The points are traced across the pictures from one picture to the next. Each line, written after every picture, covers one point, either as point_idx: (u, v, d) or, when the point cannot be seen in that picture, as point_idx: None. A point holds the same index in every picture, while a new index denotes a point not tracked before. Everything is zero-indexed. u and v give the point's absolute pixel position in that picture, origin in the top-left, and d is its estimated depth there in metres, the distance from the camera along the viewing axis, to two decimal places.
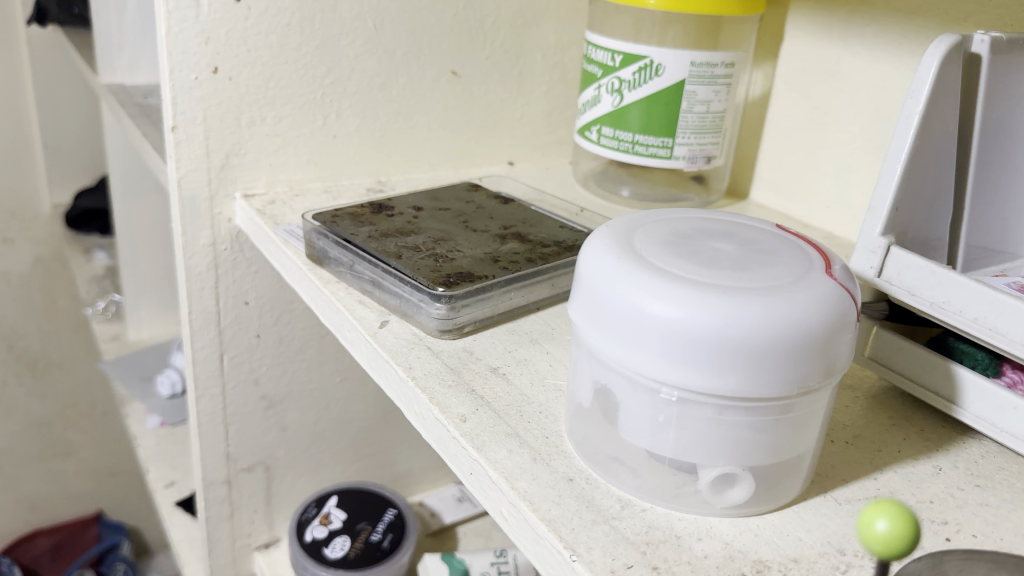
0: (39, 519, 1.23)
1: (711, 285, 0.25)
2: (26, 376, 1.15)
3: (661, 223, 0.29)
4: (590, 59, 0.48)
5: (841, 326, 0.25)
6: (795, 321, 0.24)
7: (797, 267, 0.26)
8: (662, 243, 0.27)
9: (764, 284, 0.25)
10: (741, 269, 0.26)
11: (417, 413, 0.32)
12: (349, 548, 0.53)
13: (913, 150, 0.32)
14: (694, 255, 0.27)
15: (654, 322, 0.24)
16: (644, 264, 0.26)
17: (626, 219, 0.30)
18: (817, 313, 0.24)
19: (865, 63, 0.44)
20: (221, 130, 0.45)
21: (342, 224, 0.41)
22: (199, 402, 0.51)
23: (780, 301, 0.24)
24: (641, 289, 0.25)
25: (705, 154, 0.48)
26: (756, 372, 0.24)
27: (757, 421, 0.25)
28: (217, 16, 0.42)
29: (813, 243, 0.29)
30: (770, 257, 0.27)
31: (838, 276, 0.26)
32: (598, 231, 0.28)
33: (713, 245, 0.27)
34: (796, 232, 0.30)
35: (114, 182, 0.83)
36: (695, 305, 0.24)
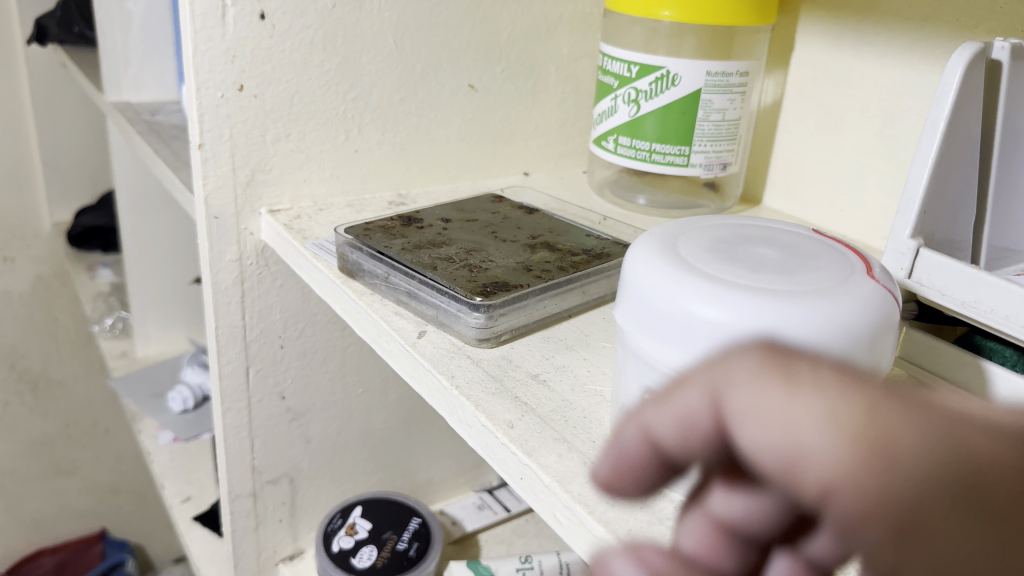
0: (42, 539, 1.22)
1: (761, 289, 0.25)
2: (29, 396, 1.14)
3: (703, 230, 0.30)
4: (606, 71, 0.49)
5: (886, 326, 0.26)
6: (846, 323, 0.25)
7: (840, 271, 0.27)
8: (707, 250, 0.28)
9: (812, 288, 0.26)
10: (788, 273, 0.27)
11: (461, 421, 0.33)
12: (377, 557, 0.54)
13: (940, 154, 0.33)
14: (739, 260, 0.28)
15: (706, 327, 0.25)
16: (694, 270, 0.27)
17: (667, 226, 0.30)
18: (866, 316, 0.25)
19: (877, 69, 0.45)
20: (247, 147, 0.45)
21: (375, 236, 0.42)
22: (225, 416, 0.51)
23: (831, 303, 0.25)
24: (692, 295, 0.26)
25: (721, 161, 0.48)
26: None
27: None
28: (242, 34, 0.43)
29: (849, 247, 0.30)
30: (813, 261, 0.28)
31: (879, 280, 0.27)
32: (642, 240, 0.29)
33: (757, 251, 0.28)
34: (832, 236, 0.31)
35: (122, 199, 0.83)
36: (749, 309, 0.25)
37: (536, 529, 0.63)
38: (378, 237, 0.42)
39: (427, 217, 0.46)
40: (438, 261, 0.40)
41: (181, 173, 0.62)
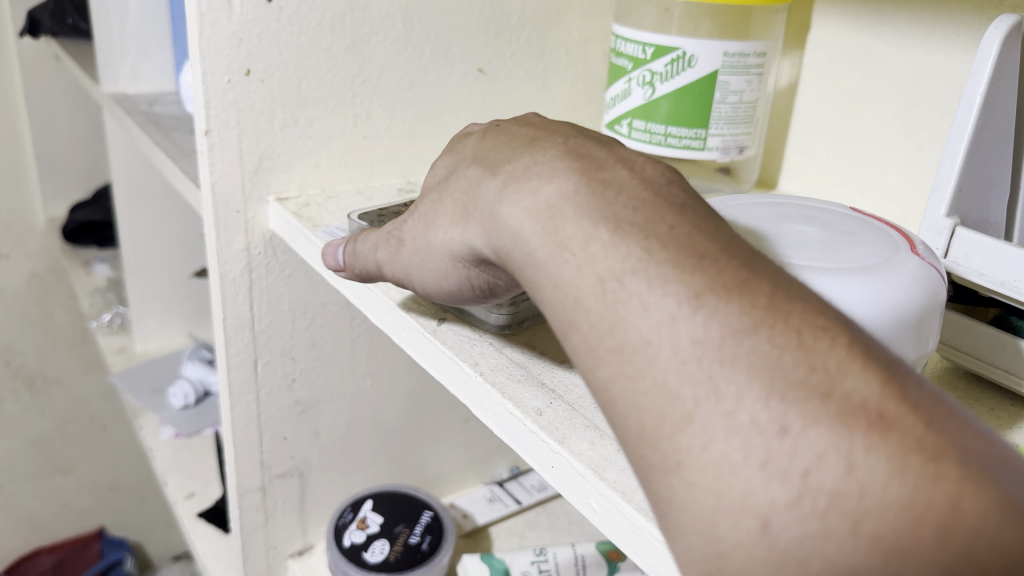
0: (40, 537, 1.21)
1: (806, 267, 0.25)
2: (25, 394, 1.13)
3: (740, 209, 0.29)
4: (619, 53, 0.47)
5: (937, 302, 0.26)
6: (897, 301, 0.24)
7: (883, 237, 0.28)
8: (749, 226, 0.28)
9: (856, 266, 0.25)
10: (830, 250, 0.26)
11: (486, 409, 0.32)
12: (389, 552, 0.54)
13: (976, 129, 0.32)
14: (779, 238, 0.27)
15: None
16: None
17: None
18: (916, 289, 0.25)
19: (897, 48, 0.44)
20: (255, 133, 0.44)
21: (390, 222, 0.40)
22: (234, 408, 0.51)
23: (877, 281, 0.25)
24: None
25: (738, 144, 0.48)
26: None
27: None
28: (249, 17, 0.42)
29: (891, 224, 0.30)
30: (856, 238, 0.28)
31: (924, 256, 0.27)
32: None
33: (797, 228, 0.28)
34: (870, 214, 0.30)
35: (119, 192, 0.81)
36: None
37: (548, 522, 0.63)
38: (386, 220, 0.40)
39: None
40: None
41: (182, 163, 0.61)
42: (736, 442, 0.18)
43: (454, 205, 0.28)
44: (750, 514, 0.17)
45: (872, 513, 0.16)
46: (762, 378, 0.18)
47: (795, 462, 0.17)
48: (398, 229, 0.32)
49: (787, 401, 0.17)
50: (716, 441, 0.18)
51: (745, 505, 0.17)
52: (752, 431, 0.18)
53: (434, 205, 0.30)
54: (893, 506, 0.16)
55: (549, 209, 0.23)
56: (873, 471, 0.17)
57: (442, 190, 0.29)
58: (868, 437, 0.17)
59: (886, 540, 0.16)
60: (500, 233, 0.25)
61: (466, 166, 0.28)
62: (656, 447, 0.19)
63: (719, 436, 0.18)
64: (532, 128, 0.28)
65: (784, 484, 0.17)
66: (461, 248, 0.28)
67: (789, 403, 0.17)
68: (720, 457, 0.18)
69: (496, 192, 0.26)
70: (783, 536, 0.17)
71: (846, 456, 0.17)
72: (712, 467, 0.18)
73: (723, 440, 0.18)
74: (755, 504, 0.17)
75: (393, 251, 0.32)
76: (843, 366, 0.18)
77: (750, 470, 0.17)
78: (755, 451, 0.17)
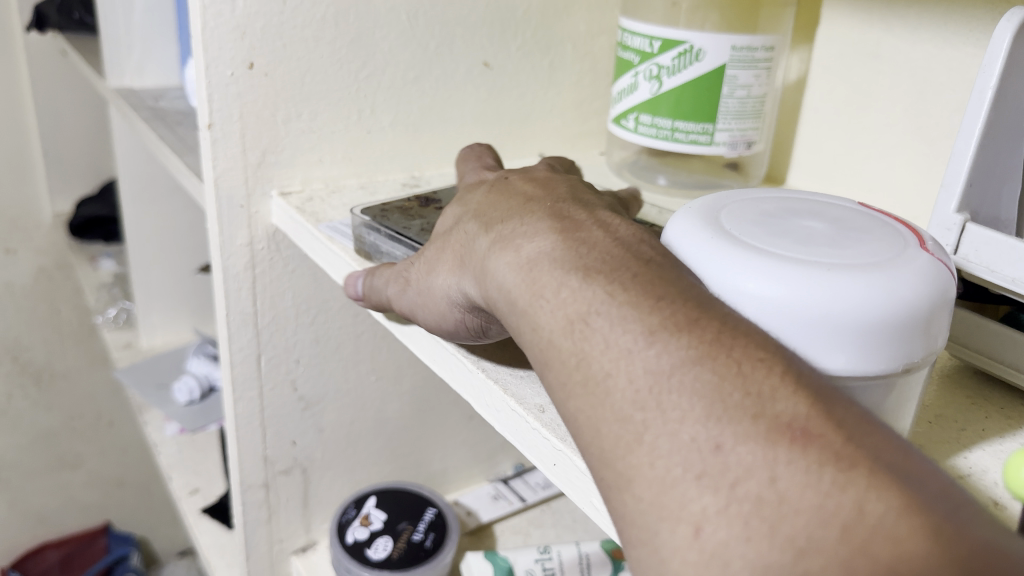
0: (47, 532, 1.21)
1: (810, 261, 0.24)
2: (32, 389, 1.13)
3: (747, 203, 0.29)
4: (626, 46, 0.47)
5: (945, 299, 0.25)
6: (902, 300, 0.23)
7: (891, 232, 0.27)
8: (753, 222, 0.27)
9: (864, 262, 0.24)
10: (838, 246, 0.25)
11: (489, 405, 0.31)
12: (393, 548, 0.54)
13: (987, 123, 0.32)
14: (786, 233, 0.26)
15: (760, 303, 0.24)
16: (739, 242, 0.25)
17: (709, 201, 0.29)
18: (923, 288, 0.24)
19: (908, 42, 0.43)
20: (258, 127, 0.44)
21: (393, 217, 0.40)
22: (237, 405, 0.50)
23: (883, 277, 0.24)
24: (738, 268, 0.24)
25: (746, 140, 0.47)
26: (872, 350, 0.24)
27: (875, 391, 0.25)
28: (252, 10, 0.41)
29: (901, 221, 0.29)
30: (864, 234, 0.27)
31: (934, 252, 0.26)
32: (680, 213, 0.28)
33: (804, 224, 0.27)
34: (880, 210, 0.30)
35: (125, 187, 0.81)
36: (801, 284, 0.23)
37: (552, 520, 0.62)
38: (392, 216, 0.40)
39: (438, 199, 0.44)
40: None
41: (187, 157, 0.61)
42: (676, 458, 0.18)
43: (452, 253, 0.29)
44: (686, 522, 0.18)
45: (789, 516, 0.17)
46: (704, 402, 0.19)
47: (726, 475, 0.18)
48: (405, 267, 0.33)
49: (724, 422, 0.18)
50: (660, 457, 0.19)
51: (683, 513, 0.18)
52: (691, 449, 0.18)
53: (435, 250, 0.31)
54: (810, 511, 0.17)
55: (533, 260, 0.24)
56: (794, 481, 0.17)
57: (444, 239, 0.31)
58: (792, 450, 0.17)
59: (799, 540, 0.16)
60: (489, 279, 0.26)
61: (466, 220, 0.30)
62: (611, 466, 0.20)
63: (665, 453, 0.19)
64: (527, 189, 0.29)
65: (715, 493, 0.18)
66: (458, 294, 0.29)
67: (725, 424, 0.18)
68: (664, 472, 0.19)
69: (491, 245, 0.27)
70: (712, 540, 0.17)
71: (770, 468, 0.17)
72: (658, 481, 0.19)
73: (667, 456, 0.19)
74: (692, 511, 0.18)
75: (398, 288, 0.33)
76: (777, 390, 0.18)
77: (687, 482, 0.18)
78: (693, 466, 0.18)
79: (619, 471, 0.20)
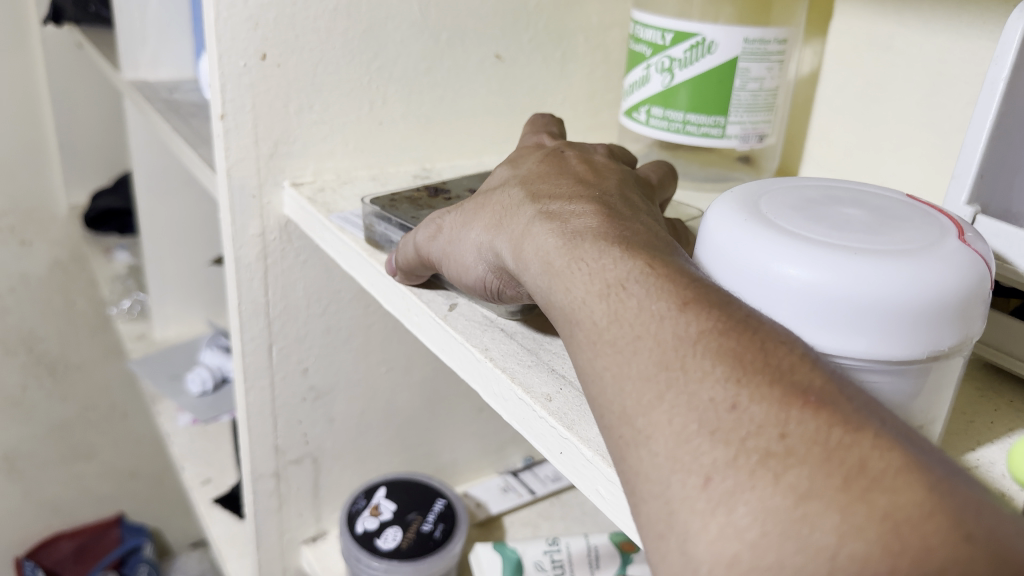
0: (61, 522, 1.22)
1: (839, 246, 0.25)
2: (47, 380, 1.14)
3: (790, 191, 0.30)
4: (638, 39, 0.47)
5: (977, 291, 0.25)
6: (936, 285, 0.24)
7: (929, 222, 0.28)
8: (792, 208, 0.28)
9: (899, 248, 0.25)
10: (874, 232, 0.27)
11: (496, 394, 0.32)
12: (402, 538, 0.54)
13: (999, 115, 0.31)
14: (823, 218, 0.28)
15: (795, 286, 0.25)
16: (774, 226, 0.27)
17: (753, 186, 0.31)
18: (953, 275, 0.25)
19: (922, 35, 0.43)
20: (270, 118, 0.44)
21: (402, 206, 0.40)
22: (248, 394, 0.51)
23: (918, 264, 0.25)
24: (773, 252, 0.26)
25: (757, 133, 0.47)
26: (903, 335, 0.25)
27: (907, 377, 0.26)
28: (265, 1, 0.42)
29: (944, 212, 0.29)
30: (901, 222, 0.27)
31: (973, 245, 0.26)
32: (724, 197, 0.30)
33: (843, 211, 0.28)
34: (927, 201, 0.30)
35: (139, 180, 0.82)
36: (831, 267, 0.25)
37: (562, 512, 0.62)
38: (404, 205, 0.40)
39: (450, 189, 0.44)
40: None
41: (200, 149, 0.61)
42: (693, 414, 0.19)
43: (489, 215, 0.30)
44: (695, 471, 0.19)
45: (794, 467, 0.18)
46: (725, 366, 0.20)
47: (738, 429, 0.19)
48: (441, 216, 0.33)
49: (741, 385, 0.19)
50: (678, 414, 0.20)
51: (693, 463, 0.19)
52: (708, 407, 0.19)
53: (474, 210, 0.31)
54: (817, 461, 0.18)
55: (575, 233, 0.26)
56: (803, 437, 0.18)
57: (486, 203, 0.31)
58: (804, 412, 0.18)
59: (800, 487, 0.17)
60: (524, 242, 0.27)
61: (511, 188, 0.31)
62: (630, 422, 0.21)
63: (681, 410, 0.20)
64: (573, 174, 0.31)
65: (726, 445, 0.18)
66: (489, 253, 0.30)
67: (744, 386, 0.19)
68: (681, 427, 0.19)
69: (534, 214, 0.28)
70: (720, 487, 0.18)
71: (781, 425, 0.18)
72: (673, 435, 0.19)
73: (685, 412, 0.19)
74: (704, 461, 0.19)
75: (429, 241, 0.33)
76: (795, 366, 0.20)
77: (700, 436, 0.19)
78: (707, 422, 0.19)
79: (639, 427, 0.20)
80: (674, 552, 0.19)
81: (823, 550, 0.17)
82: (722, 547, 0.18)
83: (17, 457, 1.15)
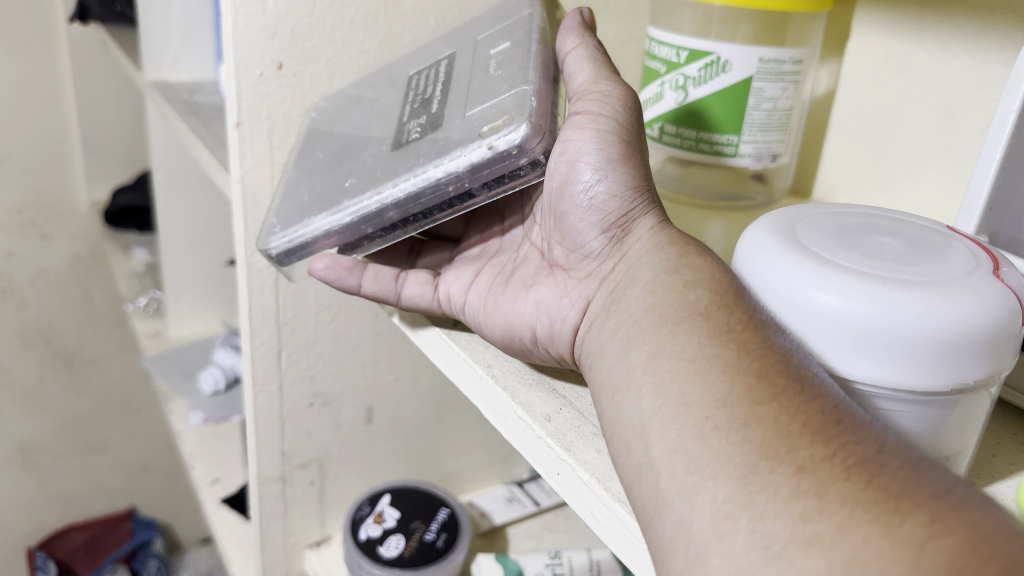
0: (73, 514, 1.24)
1: (871, 276, 0.25)
2: (63, 373, 1.16)
3: (826, 217, 0.30)
4: (654, 55, 0.47)
5: (1009, 326, 0.25)
6: (964, 319, 0.24)
7: (965, 255, 0.27)
8: (826, 235, 0.28)
9: (928, 279, 0.25)
10: (905, 262, 0.26)
11: (497, 411, 0.32)
12: (405, 547, 0.55)
13: (1009, 147, 0.31)
14: (857, 246, 0.28)
15: (827, 314, 0.25)
16: (805, 252, 0.27)
17: (789, 211, 0.31)
18: (992, 307, 0.25)
19: (939, 58, 0.42)
20: (285, 126, 0.45)
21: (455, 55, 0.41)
22: (257, 398, 0.51)
23: (946, 296, 0.24)
24: (808, 279, 0.26)
25: (771, 152, 0.46)
26: (929, 369, 0.25)
27: (926, 411, 0.26)
28: (283, 11, 0.42)
29: (981, 245, 0.29)
30: (936, 254, 0.27)
31: (1006, 280, 0.26)
32: (761, 219, 0.30)
33: (878, 240, 0.28)
34: (968, 235, 0.30)
35: (158, 179, 0.83)
36: (862, 296, 0.25)
37: (566, 525, 0.62)
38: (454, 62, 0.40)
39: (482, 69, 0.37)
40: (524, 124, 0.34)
41: (217, 152, 0.61)
42: (799, 415, 0.22)
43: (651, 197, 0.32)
44: (789, 462, 0.21)
45: (884, 475, 0.20)
46: (830, 394, 0.23)
47: (839, 436, 0.21)
48: None
49: (840, 409, 0.22)
50: (786, 412, 0.22)
51: (789, 455, 0.21)
52: (816, 413, 0.22)
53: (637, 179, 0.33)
54: (907, 474, 0.20)
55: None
56: (890, 458, 0.21)
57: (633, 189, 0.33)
58: (889, 441, 0.22)
59: (894, 487, 0.20)
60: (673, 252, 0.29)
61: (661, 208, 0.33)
62: (730, 407, 0.22)
63: (789, 412, 0.22)
64: None
65: (824, 446, 0.21)
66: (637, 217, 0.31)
67: (844, 411, 0.22)
68: (783, 423, 0.21)
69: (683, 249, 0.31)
70: (811, 479, 0.20)
71: (877, 445, 0.21)
72: (774, 429, 0.21)
73: (793, 412, 0.22)
74: (799, 455, 0.21)
75: (602, 120, 0.32)
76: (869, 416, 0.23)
77: (802, 435, 0.21)
78: (811, 424, 0.21)
79: (739, 414, 0.22)
80: (741, 530, 0.20)
81: (914, 537, 0.18)
82: (804, 525, 0.19)
83: (32, 449, 1.17)
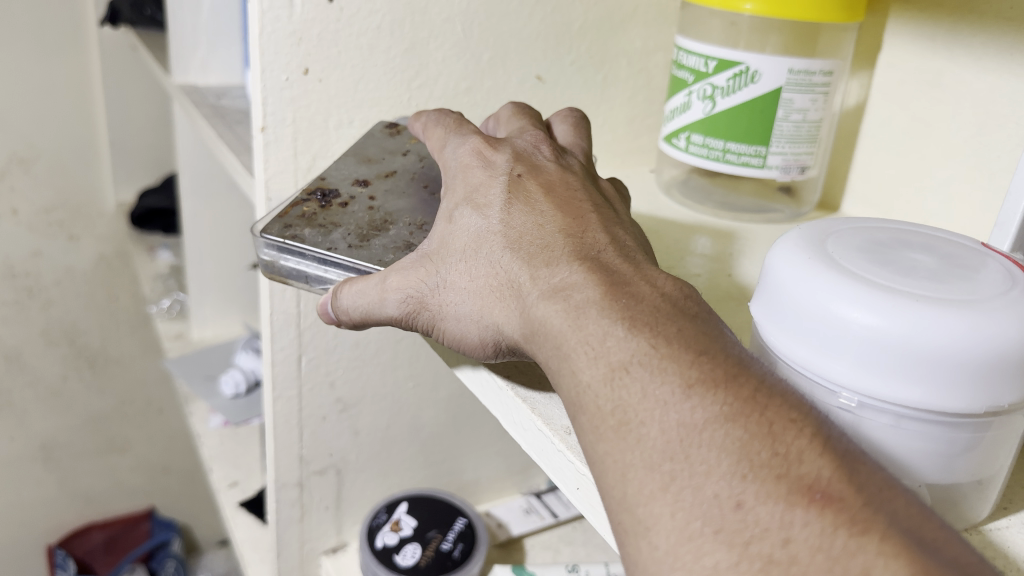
0: (94, 512, 1.25)
1: (904, 293, 0.25)
2: (87, 372, 1.17)
3: (857, 232, 0.29)
4: (681, 65, 0.46)
5: None
6: (1000, 339, 0.23)
7: (1003, 273, 0.27)
8: (858, 250, 0.28)
9: (957, 297, 0.25)
10: (940, 280, 0.26)
11: (516, 423, 0.32)
12: (420, 556, 0.55)
13: None
14: (889, 263, 0.27)
15: (856, 330, 0.25)
16: (836, 266, 0.26)
17: (819, 224, 0.30)
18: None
19: (973, 73, 0.42)
20: (310, 132, 0.45)
21: (305, 220, 0.36)
22: (276, 403, 0.51)
23: (980, 313, 0.24)
24: (836, 293, 0.25)
25: (800, 164, 0.46)
26: (959, 391, 0.24)
27: (962, 430, 0.25)
28: (310, 17, 0.42)
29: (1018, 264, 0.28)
30: (972, 272, 0.27)
31: None
32: (791, 233, 0.29)
33: (911, 257, 0.27)
34: (1003, 252, 0.29)
35: (184, 183, 0.83)
36: (895, 311, 0.24)
37: (583, 538, 0.62)
38: (314, 217, 0.37)
39: (372, 181, 0.40)
40: (382, 246, 0.35)
41: (242, 156, 0.62)
42: (698, 511, 0.21)
43: (475, 224, 0.32)
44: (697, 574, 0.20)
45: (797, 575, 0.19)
46: (731, 458, 0.21)
47: (744, 531, 0.20)
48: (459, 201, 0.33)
49: (747, 482, 0.21)
50: (682, 508, 0.21)
51: (695, 565, 0.20)
52: (713, 503, 0.21)
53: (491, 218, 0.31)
54: (819, 567, 0.19)
55: (528, 307, 0.28)
56: (807, 544, 0.19)
57: (488, 210, 0.32)
58: (808, 513, 0.20)
59: None
60: (481, 294, 0.30)
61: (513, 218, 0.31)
62: (631, 509, 0.22)
63: (685, 504, 0.21)
64: (564, 219, 0.31)
65: (730, 549, 0.20)
66: (499, 262, 0.30)
67: (749, 482, 0.21)
68: (684, 523, 0.21)
69: (507, 274, 0.29)
70: None
71: (785, 531, 0.20)
72: (676, 531, 0.21)
73: (690, 508, 0.21)
74: (705, 563, 0.20)
75: (443, 227, 0.33)
76: (803, 454, 0.21)
77: (705, 536, 0.21)
78: (713, 520, 0.21)
79: (638, 516, 0.22)
80: None
81: None
82: None
83: (54, 447, 1.18)
